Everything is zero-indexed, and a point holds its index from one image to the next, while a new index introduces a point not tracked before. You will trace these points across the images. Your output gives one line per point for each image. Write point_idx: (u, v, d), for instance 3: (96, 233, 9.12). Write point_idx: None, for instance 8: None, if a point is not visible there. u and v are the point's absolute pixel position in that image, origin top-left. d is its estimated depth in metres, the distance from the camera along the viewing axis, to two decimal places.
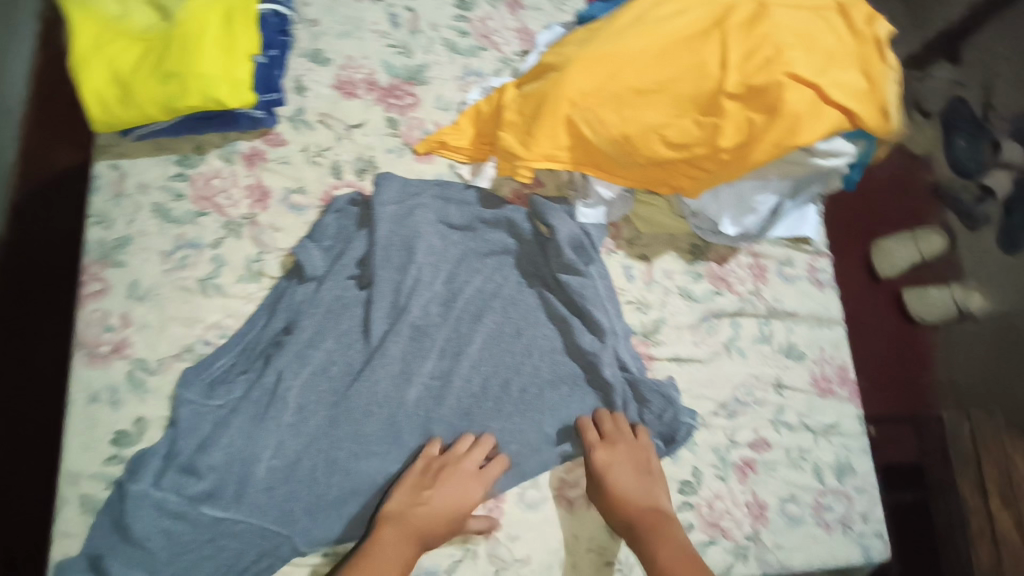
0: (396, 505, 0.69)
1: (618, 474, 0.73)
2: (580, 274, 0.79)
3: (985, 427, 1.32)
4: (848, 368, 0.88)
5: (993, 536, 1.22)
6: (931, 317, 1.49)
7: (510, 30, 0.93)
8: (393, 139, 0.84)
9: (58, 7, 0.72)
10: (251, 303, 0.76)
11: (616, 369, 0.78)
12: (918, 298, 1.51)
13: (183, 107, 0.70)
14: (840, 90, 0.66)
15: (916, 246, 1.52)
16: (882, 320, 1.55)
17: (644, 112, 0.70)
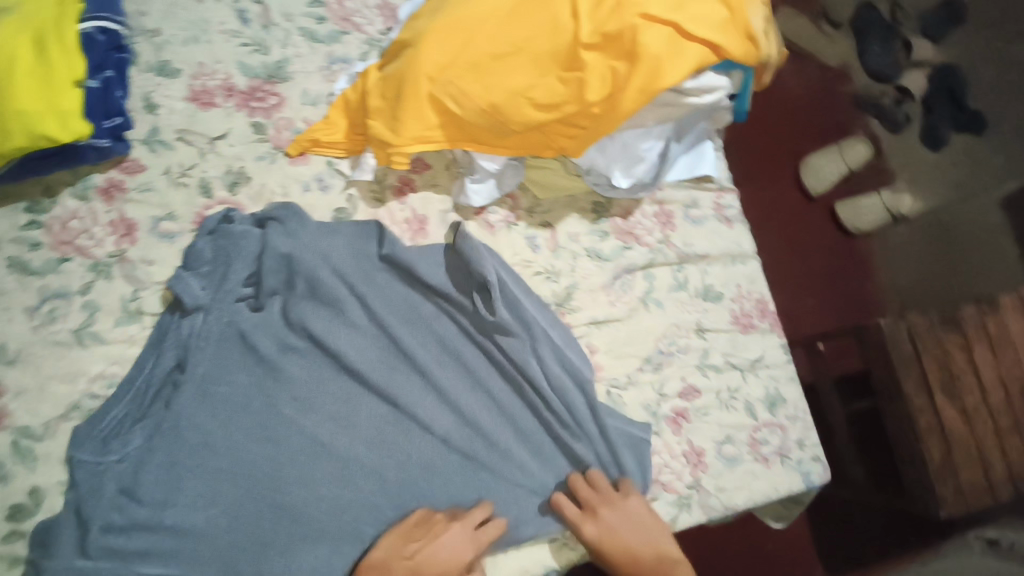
0: (378, 555, 0.68)
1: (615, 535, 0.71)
2: (496, 292, 0.74)
3: (920, 321, 1.17)
4: (767, 301, 0.87)
5: (941, 430, 1.12)
6: (865, 225, 1.51)
7: (372, 7, 0.87)
8: (261, 145, 0.79)
9: None
10: (135, 345, 0.73)
11: (544, 351, 0.75)
12: (852, 209, 1.52)
13: (12, 149, 0.65)
14: (699, 22, 0.63)
15: (842, 158, 1.50)
16: (819, 236, 1.56)
17: (506, 76, 0.66)
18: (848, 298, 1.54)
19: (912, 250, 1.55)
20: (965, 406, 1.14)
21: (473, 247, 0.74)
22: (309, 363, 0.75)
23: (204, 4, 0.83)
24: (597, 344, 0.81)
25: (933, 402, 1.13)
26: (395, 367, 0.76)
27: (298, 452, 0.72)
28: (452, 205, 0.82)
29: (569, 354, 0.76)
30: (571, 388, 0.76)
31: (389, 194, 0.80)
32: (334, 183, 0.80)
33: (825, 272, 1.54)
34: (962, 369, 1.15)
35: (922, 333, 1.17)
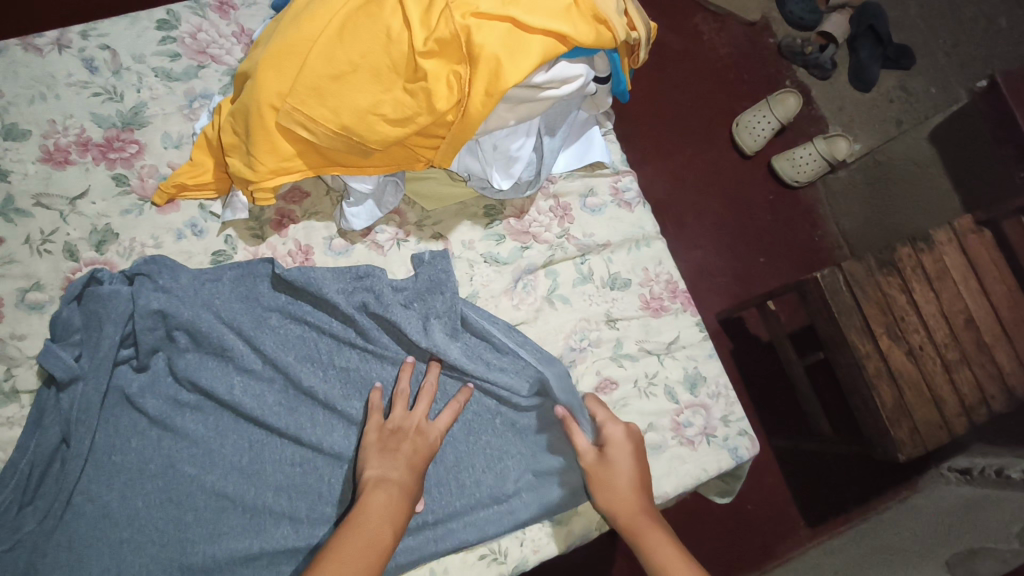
0: (373, 473, 0.65)
1: (623, 459, 0.70)
2: (407, 306, 0.75)
3: (857, 266, 1.08)
4: (677, 280, 0.85)
5: (890, 373, 1.04)
6: (804, 177, 1.48)
7: (227, 36, 0.83)
8: (126, 198, 0.76)
9: None
10: (15, 427, 0.69)
11: (463, 359, 0.74)
12: (789, 163, 1.49)
13: None
14: (538, 13, 0.61)
15: (772, 114, 1.47)
16: (758, 193, 1.53)
17: (349, 94, 0.63)
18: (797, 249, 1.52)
19: (853, 194, 1.50)
20: (911, 346, 1.07)
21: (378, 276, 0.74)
22: (205, 416, 0.71)
23: (48, 58, 0.79)
24: None
25: (878, 345, 1.05)
26: (297, 407, 0.72)
27: (204, 509, 0.68)
28: (337, 231, 0.78)
29: (523, 355, 0.74)
30: (500, 387, 0.74)
31: (268, 230, 0.77)
32: (208, 227, 0.77)
33: (772, 227, 1.51)
34: (904, 310, 1.08)
35: (860, 279, 1.08)
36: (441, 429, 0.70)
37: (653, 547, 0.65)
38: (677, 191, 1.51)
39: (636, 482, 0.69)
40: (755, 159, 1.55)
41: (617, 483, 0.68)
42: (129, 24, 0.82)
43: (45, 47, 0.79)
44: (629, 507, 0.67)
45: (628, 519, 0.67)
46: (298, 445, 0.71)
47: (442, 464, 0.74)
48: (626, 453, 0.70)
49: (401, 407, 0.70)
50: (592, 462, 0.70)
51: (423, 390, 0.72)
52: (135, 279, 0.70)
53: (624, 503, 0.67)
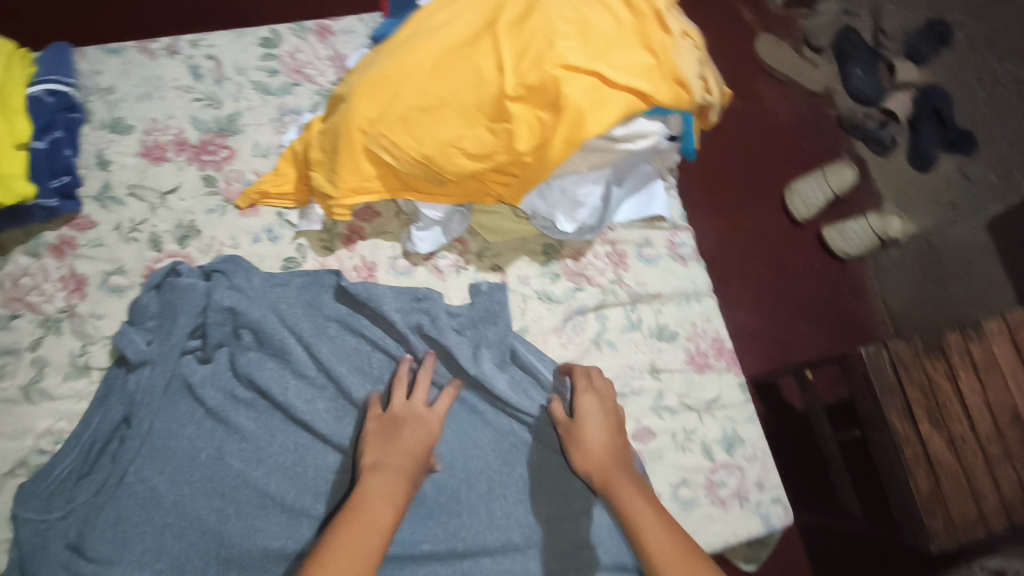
0: (370, 458, 0.67)
1: (594, 422, 0.72)
2: (460, 331, 0.78)
3: (902, 346, 1.07)
4: (723, 339, 0.85)
5: (929, 461, 1.02)
6: (855, 250, 1.49)
7: (323, 59, 0.89)
8: (212, 198, 0.80)
9: None
10: (83, 401, 0.72)
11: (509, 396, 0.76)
12: (839, 234, 1.50)
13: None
14: (624, 71, 0.64)
15: (827, 184, 1.50)
16: (808, 261, 1.53)
17: (436, 128, 0.67)
18: (844, 321, 1.50)
19: (903, 274, 1.50)
20: (952, 435, 1.05)
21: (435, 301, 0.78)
22: (258, 414, 0.74)
23: (158, 62, 0.85)
24: None
25: (918, 431, 1.04)
26: (342, 418, 0.74)
27: (246, 503, 0.70)
28: (402, 252, 0.82)
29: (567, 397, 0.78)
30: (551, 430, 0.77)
31: (338, 243, 0.81)
32: (283, 234, 0.81)
33: (816, 296, 1.51)
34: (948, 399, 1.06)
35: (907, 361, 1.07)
36: (440, 413, 0.72)
37: (626, 499, 0.67)
38: (725, 249, 1.52)
39: (607, 439, 0.72)
40: (807, 227, 1.55)
41: (591, 445, 0.71)
42: (235, 38, 0.88)
43: (158, 52, 0.85)
44: (601, 464, 0.70)
45: (602, 474, 0.70)
46: (340, 453, 0.73)
47: (475, 490, 0.75)
48: (595, 414, 0.73)
49: (400, 395, 0.72)
50: (565, 428, 0.73)
51: (421, 377, 0.74)
52: (212, 278, 0.74)
53: (598, 459, 0.70)
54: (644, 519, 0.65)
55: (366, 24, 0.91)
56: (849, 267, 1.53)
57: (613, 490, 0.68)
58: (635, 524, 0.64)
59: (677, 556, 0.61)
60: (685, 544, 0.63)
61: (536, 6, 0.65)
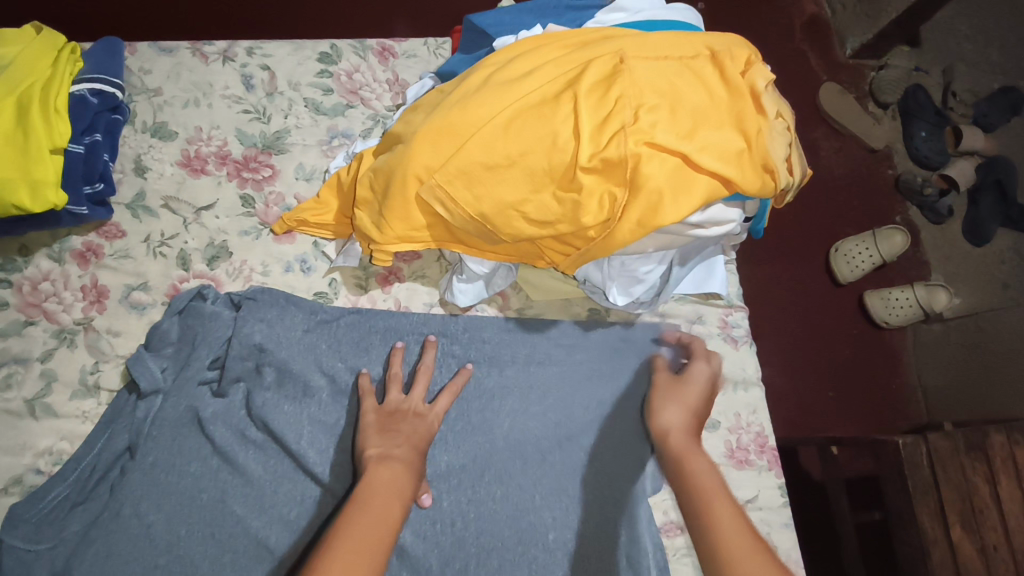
0: (375, 449, 0.60)
1: (697, 388, 0.69)
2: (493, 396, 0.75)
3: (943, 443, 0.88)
4: (769, 434, 0.79)
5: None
6: (896, 320, 1.31)
7: (381, 82, 0.84)
8: (248, 219, 0.76)
9: None
10: (87, 422, 0.68)
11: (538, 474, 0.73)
12: (882, 303, 1.32)
13: (10, 199, 0.62)
14: (712, 154, 0.59)
15: (876, 249, 1.31)
16: (846, 327, 1.37)
17: (497, 188, 0.62)
18: (879, 398, 1.33)
19: (946, 351, 1.30)
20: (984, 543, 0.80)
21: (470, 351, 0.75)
22: (267, 458, 0.69)
23: (210, 67, 0.81)
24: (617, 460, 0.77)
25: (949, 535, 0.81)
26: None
27: (242, 554, 0.65)
28: (439, 299, 0.77)
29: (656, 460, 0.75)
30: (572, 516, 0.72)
31: (373, 282, 0.76)
32: (317, 266, 0.76)
33: (849, 365, 1.34)
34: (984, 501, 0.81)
35: (945, 459, 0.84)
36: (440, 412, 0.68)
37: (689, 462, 0.61)
38: (756, 300, 1.38)
39: (698, 407, 0.68)
40: (848, 289, 1.38)
41: (682, 405, 0.68)
42: (293, 50, 0.83)
43: (211, 56, 0.81)
44: (679, 428, 0.66)
45: (680, 438, 0.64)
46: None
47: (486, 568, 0.70)
48: (703, 383, 0.70)
49: (397, 390, 0.68)
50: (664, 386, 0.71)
51: (421, 371, 0.70)
52: (241, 313, 0.70)
53: (680, 422, 0.66)
54: (704, 481, 0.59)
55: (430, 50, 0.86)
56: (887, 336, 1.36)
57: (680, 456, 0.62)
58: (699, 493, 0.58)
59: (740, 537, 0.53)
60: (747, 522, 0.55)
61: (624, 73, 0.60)
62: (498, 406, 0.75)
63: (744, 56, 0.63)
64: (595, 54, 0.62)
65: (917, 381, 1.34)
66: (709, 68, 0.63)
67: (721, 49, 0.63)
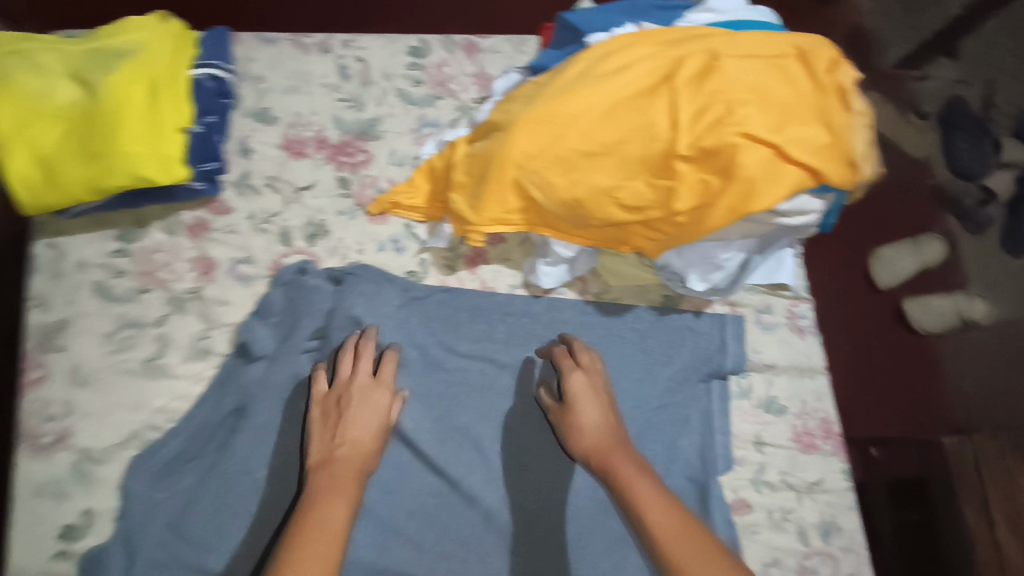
0: (317, 455, 0.65)
1: (585, 399, 0.71)
2: None
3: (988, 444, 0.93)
4: (833, 421, 0.82)
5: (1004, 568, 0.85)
6: (936, 326, 1.30)
7: (468, 75, 0.88)
8: (344, 200, 0.81)
9: (60, 110, 0.67)
10: (199, 384, 0.73)
11: None
12: (922, 309, 1.31)
13: (140, 172, 0.67)
14: (801, 146, 0.62)
15: (918, 255, 1.32)
16: (886, 332, 1.37)
17: (593, 174, 0.66)
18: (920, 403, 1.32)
19: (985, 358, 1.29)
20: None
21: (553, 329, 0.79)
22: None
23: (309, 57, 0.86)
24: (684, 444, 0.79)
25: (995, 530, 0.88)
26: (446, 440, 0.74)
27: None
28: (523, 281, 0.81)
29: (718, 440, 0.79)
30: None
31: (461, 263, 0.81)
32: (408, 246, 0.80)
33: (890, 368, 1.35)
34: None
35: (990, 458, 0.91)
36: (388, 383, 0.70)
37: (622, 477, 0.65)
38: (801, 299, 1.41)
39: (604, 418, 0.70)
40: (888, 295, 1.39)
41: (585, 426, 0.69)
42: (386, 44, 0.88)
43: (310, 47, 0.86)
44: (593, 447, 0.68)
45: (597, 456, 0.68)
46: (440, 476, 0.73)
47: (566, 536, 0.73)
48: (587, 394, 0.71)
49: (344, 371, 0.70)
50: (556, 412, 0.72)
51: (362, 347, 0.71)
52: (340, 290, 0.75)
53: (593, 433, 0.69)
54: (640, 494, 0.63)
55: (514, 47, 0.90)
56: (930, 342, 1.35)
57: (608, 469, 0.66)
58: (636, 506, 0.62)
59: (687, 534, 0.59)
60: (688, 522, 0.60)
61: (720, 65, 0.63)
62: None
63: (831, 54, 0.67)
64: (689, 50, 0.65)
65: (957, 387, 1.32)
66: (798, 64, 0.66)
67: (809, 47, 0.66)
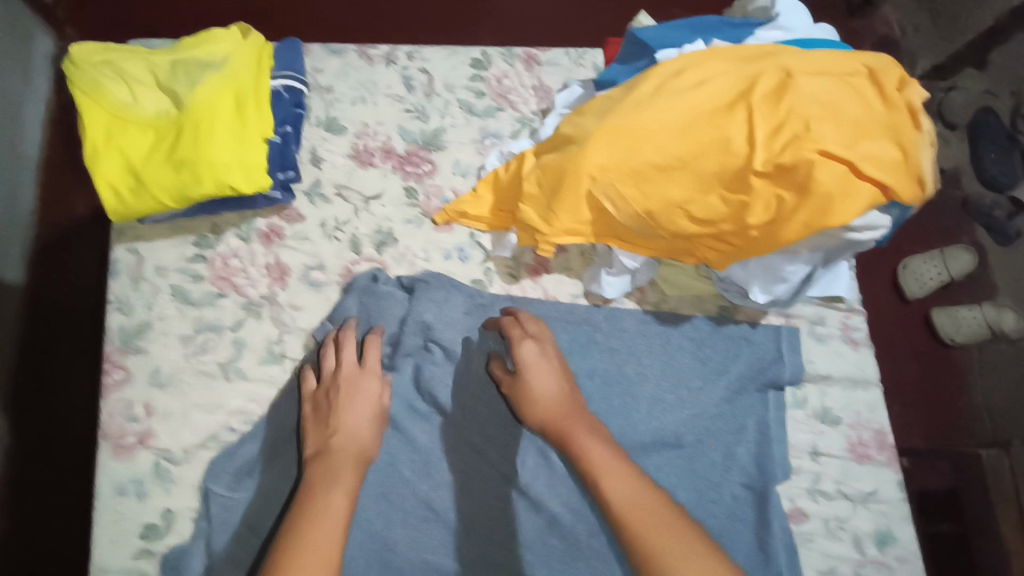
0: (311, 447, 0.67)
1: (539, 371, 0.73)
2: (633, 382, 0.80)
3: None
4: (887, 432, 0.84)
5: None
6: (962, 338, 1.30)
7: (528, 87, 0.90)
8: (411, 209, 0.83)
9: (155, 123, 0.70)
10: (274, 387, 0.75)
11: (670, 455, 0.79)
12: (949, 320, 1.31)
13: (223, 180, 0.68)
14: (875, 164, 0.63)
15: (945, 265, 1.32)
16: (912, 341, 1.37)
17: (666, 187, 0.68)
18: (944, 414, 1.31)
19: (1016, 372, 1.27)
20: None
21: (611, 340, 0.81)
22: (432, 427, 0.75)
23: (375, 68, 0.88)
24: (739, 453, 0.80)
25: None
26: (512, 443, 0.75)
27: (412, 514, 0.71)
28: (583, 290, 0.84)
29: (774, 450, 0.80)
30: (704, 499, 0.77)
31: (524, 272, 0.83)
32: (473, 255, 0.83)
33: (914, 379, 1.34)
34: None
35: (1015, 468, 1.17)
36: (376, 367, 0.72)
37: (580, 448, 0.68)
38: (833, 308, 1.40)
39: (560, 389, 0.72)
40: (915, 305, 1.39)
41: (539, 397, 0.72)
42: (448, 55, 0.90)
43: (376, 58, 0.88)
44: (550, 417, 0.71)
45: (556, 428, 0.70)
46: (508, 482, 0.74)
47: None
48: (540, 364, 0.73)
49: (330, 362, 0.72)
50: (510, 385, 0.74)
51: (346, 338, 0.73)
52: (411, 298, 0.77)
53: (548, 404, 0.71)
54: (598, 463, 0.66)
55: (572, 59, 0.92)
56: (954, 354, 1.35)
57: (565, 439, 0.69)
58: (595, 474, 0.66)
59: (640, 499, 0.63)
60: (645, 487, 0.64)
61: (795, 83, 0.65)
62: (638, 392, 0.80)
63: (900, 74, 0.68)
64: (763, 68, 0.67)
65: (983, 400, 1.31)
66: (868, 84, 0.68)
67: (879, 67, 0.68)
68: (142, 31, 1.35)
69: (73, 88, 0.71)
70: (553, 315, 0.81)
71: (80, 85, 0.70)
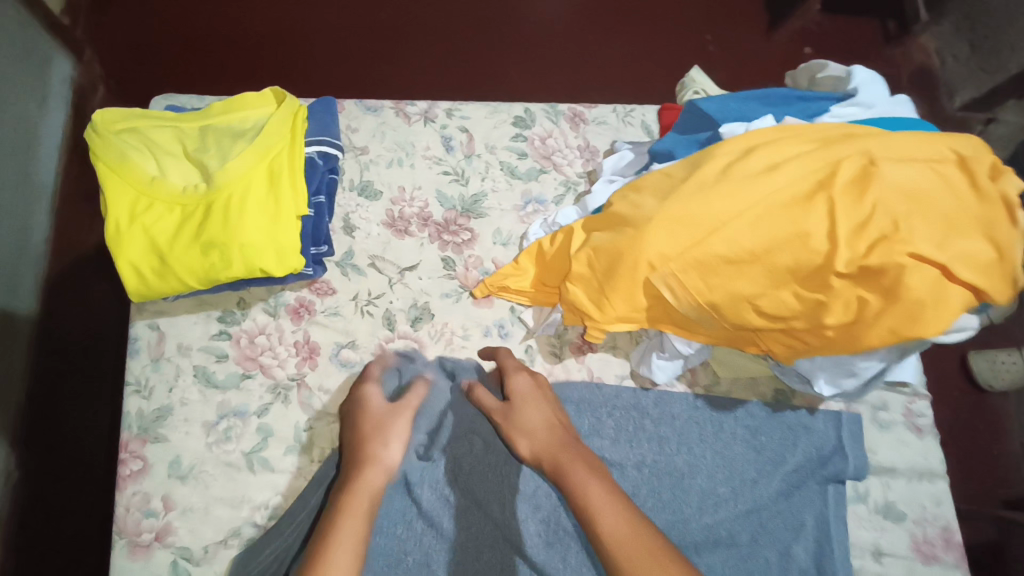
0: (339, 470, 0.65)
1: (529, 402, 0.68)
2: (685, 474, 0.75)
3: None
4: (955, 529, 0.77)
5: None
6: (1001, 385, 1.20)
7: (573, 148, 0.85)
8: (448, 281, 0.78)
9: (182, 199, 0.66)
10: (301, 478, 0.70)
11: (726, 554, 0.72)
12: (988, 367, 1.21)
13: (257, 264, 0.64)
14: (971, 265, 0.57)
15: None
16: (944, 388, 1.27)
17: (735, 281, 0.62)
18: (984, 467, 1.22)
19: None
20: None
21: (661, 428, 0.76)
22: (469, 524, 0.69)
23: (412, 128, 0.83)
24: (795, 552, 0.74)
25: None
26: (557, 544, 0.69)
27: None
28: (630, 371, 0.79)
29: (834, 550, 0.74)
30: None
31: (567, 351, 0.78)
32: (514, 331, 0.77)
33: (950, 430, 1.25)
34: None
35: None
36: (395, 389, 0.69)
37: (574, 481, 0.62)
38: None
39: (553, 418, 0.68)
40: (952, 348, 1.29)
41: (529, 427, 0.67)
42: (489, 113, 0.85)
43: (413, 116, 0.83)
44: (543, 448, 0.66)
45: (551, 459, 0.65)
46: None
47: None
48: (532, 394, 0.69)
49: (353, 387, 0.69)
50: (500, 413, 0.69)
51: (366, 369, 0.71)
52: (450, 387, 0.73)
53: (541, 435, 0.67)
54: (593, 499, 0.61)
55: (620, 117, 0.87)
56: (990, 400, 1.25)
57: (559, 472, 0.64)
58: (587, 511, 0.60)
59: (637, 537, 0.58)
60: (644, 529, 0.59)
61: (880, 174, 0.59)
62: (687, 484, 0.74)
63: (993, 160, 0.62)
64: (843, 154, 0.61)
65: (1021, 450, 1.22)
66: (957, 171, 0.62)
67: (970, 152, 0.62)
68: (163, 59, 1.30)
69: (97, 160, 0.67)
70: (599, 399, 0.76)
71: (105, 157, 0.67)
